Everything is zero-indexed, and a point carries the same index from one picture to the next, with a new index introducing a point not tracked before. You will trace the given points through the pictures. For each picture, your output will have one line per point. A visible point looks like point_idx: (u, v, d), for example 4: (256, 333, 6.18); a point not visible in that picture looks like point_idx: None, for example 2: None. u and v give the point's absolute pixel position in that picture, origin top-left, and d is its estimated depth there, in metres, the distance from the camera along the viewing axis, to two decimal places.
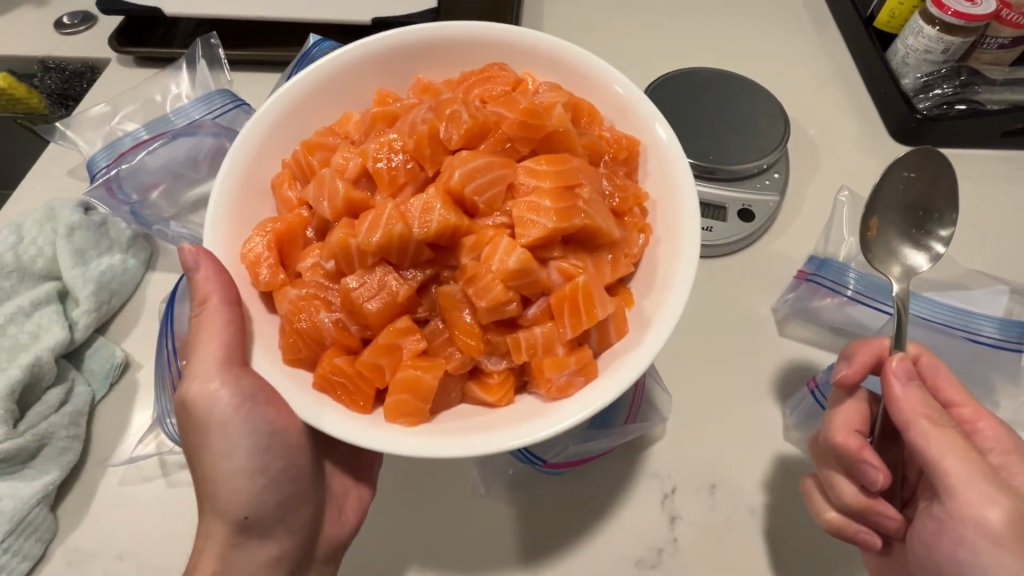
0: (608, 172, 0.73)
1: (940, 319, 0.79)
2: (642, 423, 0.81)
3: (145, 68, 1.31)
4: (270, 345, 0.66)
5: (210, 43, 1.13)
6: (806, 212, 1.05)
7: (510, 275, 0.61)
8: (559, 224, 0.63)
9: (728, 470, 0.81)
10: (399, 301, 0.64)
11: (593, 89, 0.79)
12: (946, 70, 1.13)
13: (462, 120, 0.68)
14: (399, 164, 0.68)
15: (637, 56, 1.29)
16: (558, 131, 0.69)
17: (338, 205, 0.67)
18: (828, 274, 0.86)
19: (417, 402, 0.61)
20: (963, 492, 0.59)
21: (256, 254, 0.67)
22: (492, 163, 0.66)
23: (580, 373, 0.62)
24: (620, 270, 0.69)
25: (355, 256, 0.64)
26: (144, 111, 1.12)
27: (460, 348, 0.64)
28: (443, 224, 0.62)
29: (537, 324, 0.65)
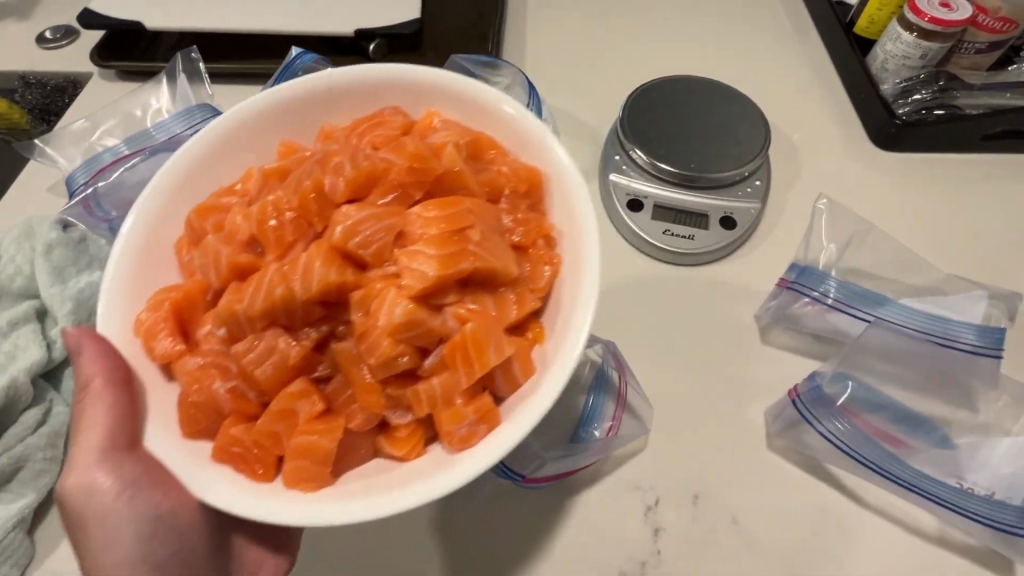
0: (509, 208, 0.74)
1: (916, 326, 0.80)
2: (622, 433, 0.82)
3: (126, 82, 1.31)
4: (168, 417, 0.66)
5: (191, 56, 1.13)
6: (788, 219, 1.05)
7: (398, 329, 0.62)
8: (442, 271, 0.64)
9: (711, 480, 0.81)
10: (291, 364, 0.64)
11: (488, 120, 0.80)
12: (925, 74, 1.13)
13: (345, 170, 0.68)
14: (285, 222, 0.68)
15: (619, 64, 1.29)
16: (449, 172, 0.71)
17: (224, 270, 0.68)
18: (805, 280, 0.88)
19: (318, 466, 0.62)
20: None
21: (149, 325, 0.67)
22: (376, 215, 0.66)
23: (482, 422, 0.63)
24: (526, 305, 0.70)
25: (243, 320, 0.65)
26: (124, 125, 1.11)
27: (361, 405, 0.65)
28: (324, 283, 0.63)
29: (435, 373, 0.65)
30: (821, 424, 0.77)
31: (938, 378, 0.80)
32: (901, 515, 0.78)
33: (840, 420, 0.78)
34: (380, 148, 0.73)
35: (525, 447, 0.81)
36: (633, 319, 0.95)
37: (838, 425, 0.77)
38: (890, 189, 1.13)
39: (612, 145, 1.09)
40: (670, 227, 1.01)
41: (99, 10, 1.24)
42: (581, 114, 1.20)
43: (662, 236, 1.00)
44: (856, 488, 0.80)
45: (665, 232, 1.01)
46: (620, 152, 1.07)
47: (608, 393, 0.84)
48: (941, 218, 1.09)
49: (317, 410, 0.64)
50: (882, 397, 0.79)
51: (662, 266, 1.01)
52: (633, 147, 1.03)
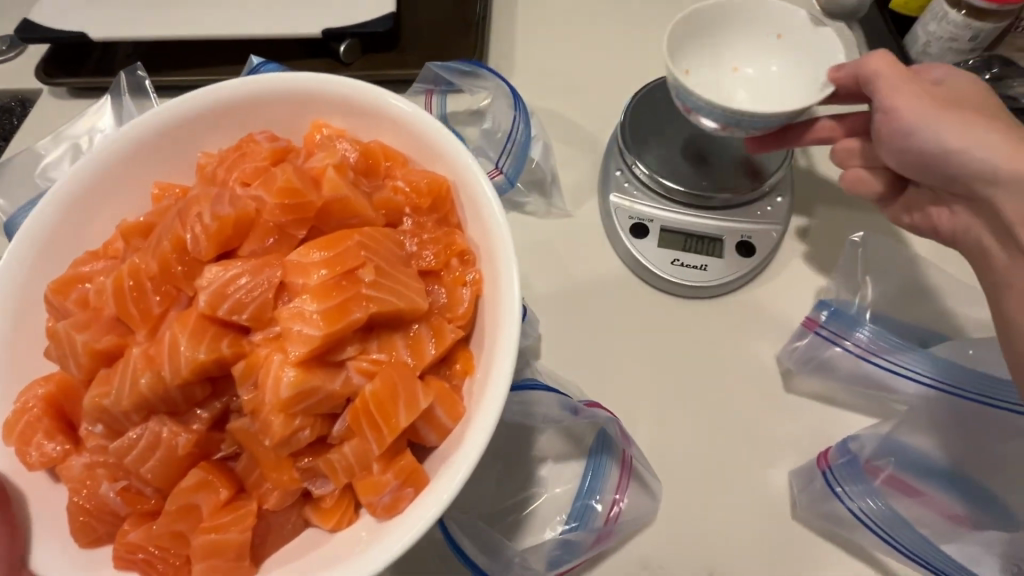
0: (413, 228, 0.72)
1: (957, 380, 0.73)
2: (622, 520, 0.72)
3: (78, 99, 1.19)
4: (59, 526, 0.64)
5: (136, 71, 1.01)
6: (814, 240, 0.93)
7: (288, 404, 0.59)
8: (330, 327, 0.60)
9: (728, 556, 0.72)
10: (180, 455, 0.62)
11: (383, 124, 0.75)
12: (973, 63, 1.00)
13: (206, 224, 0.63)
14: (148, 293, 0.65)
15: (619, 56, 1.14)
16: (332, 203, 0.66)
17: (85, 361, 0.65)
18: (839, 325, 0.78)
19: (234, 562, 0.60)
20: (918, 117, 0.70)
21: (24, 426, 0.64)
22: (246, 270, 0.62)
23: (407, 485, 0.61)
24: (446, 338, 0.66)
25: (118, 414, 0.63)
26: (70, 156, 1.01)
27: (274, 483, 0.62)
28: (194, 364, 0.59)
29: (346, 440, 0.63)
30: (851, 501, 0.70)
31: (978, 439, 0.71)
32: None
33: (876, 499, 0.70)
34: (249, 185, 0.68)
35: (502, 554, 0.70)
36: (639, 365, 0.84)
37: (872, 503, 0.69)
38: None
39: (612, 158, 0.96)
40: (679, 256, 0.89)
41: (38, 21, 1.12)
42: (577, 120, 1.07)
43: (670, 267, 0.89)
44: (891, 561, 0.72)
45: (674, 262, 0.89)
46: (621, 167, 0.95)
47: (612, 458, 0.75)
48: None
49: (222, 499, 0.62)
50: (929, 467, 0.71)
51: (673, 300, 0.89)
52: (636, 162, 0.91)
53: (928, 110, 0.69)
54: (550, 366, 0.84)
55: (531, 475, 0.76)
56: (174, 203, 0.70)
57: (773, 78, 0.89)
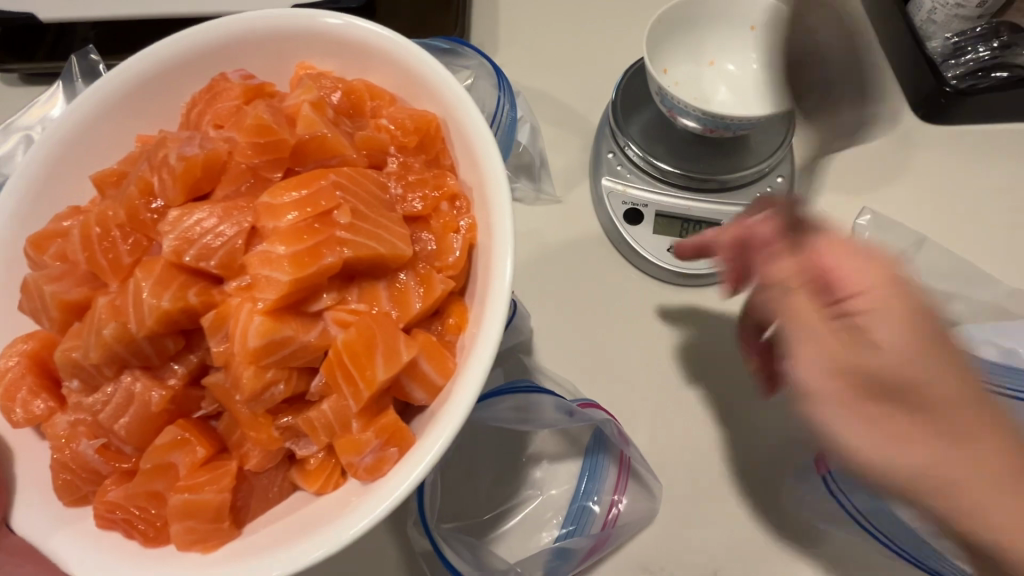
0: (398, 169, 0.66)
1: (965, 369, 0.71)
2: (620, 523, 0.70)
3: (33, 87, 1.12)
4: (43, 486, 0.61)
5: (90, 55, 0.93)
6: (813, 224, 0.89)
7: (257, 355, 0.55)
8: (299, 272, 0.56)
9: (732, 552, 0.70)
10: (155, 411, 0.60)
11: (376, 63, 0.70)
12: (981, 30, 0.94)
13: (172, 166, 0.60)
14: (118, 242, 0.61)
15: (606, 31, 1.08)
16: (306, 140, 0.62)
17: (56, 313, 0.62)
18: None
19: (211, 524, 0.57)
20: (878, 312, 0.50)
21: (7, 383, 0.61)
22: (219, 215, 0.60)
23: (390, 443, 0.57)
24: (433, 289, 0.61)
25: (91, 368, 0.60)
26: (22, 149, 0.93)
27: (254, 442, 0.59)
28: (159, 313, 0.56)
29: (325, 396, 0.59)
30: (859, 497, 0.69)
31: None
32: None
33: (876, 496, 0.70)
34: (222, 127, 0.65)
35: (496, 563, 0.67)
36: (635, 358, 0.80)
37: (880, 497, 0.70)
38: (937, 168, 0.94)
39: (602, 140, 0.92)
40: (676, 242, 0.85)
41: None
42: (565, 99, 1.01)
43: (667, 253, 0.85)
44: (897, 560, 0.71)
45: (671, 249, 0.85)
46: (612, 148, 0.90)
47: (609, 457, 0.73)
48: (990, 204, 0.92)
49: (198, 458, 0.58)
50: None
51: (669, 288, 0.85)
52: (628, 143, 0.87)
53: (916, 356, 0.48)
54: (543, 362, 0.80)
55: (524, 481, 0.73)
56: (146, 149, 0.66)
57: (754, 78, 0.85)
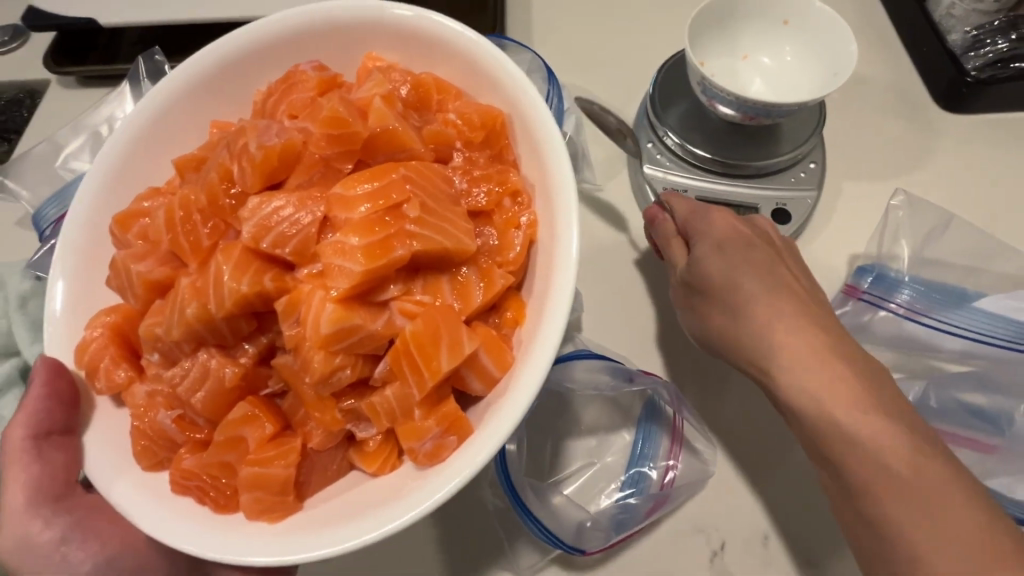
0: (463, 163, 0.69)
1: (1000, 335, 0.75)
2: (677, 484, 0.73)
3: (90, 89, 1.17)
4: (119, 446, 0.64)
5: (155, 57, 0.99)
6: (843, 211, 0.94)
7: (328, 340, 0.57)
8: (370, 263, 0.58)
9: (781, 517, 0.73)
10: (228, 386, 0.62)
11: (439, 57, 0.73)
12: (999, 23, 0.99)
13: (251, 152, 0.62)
14: (198, 225, 0.64)
15: (640, 31, 1.12)
16: (379, 133, 0.64)
17: (140, 292, 0.65)
18: (882, 289, 0.79)
19: (277, 497, 0.60)
20: (705, 246, 0.72)
21: (92, 353, 0.65)
22: (299, 203, 0.62)
23: (450, 432, 0.60)
24: (494, 284, 0.63)
25: (171, 343, 0.63)
26: (91, 147, 0.98)
27: (317, 422, 0.61)
28: (237, 295, 0.59)
29: (388, 382, 0.61)
30: None
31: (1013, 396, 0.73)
32: None
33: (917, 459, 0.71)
34: (296, 117, 0.67)
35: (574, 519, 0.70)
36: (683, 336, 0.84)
37: None
38: (957, 156, 0.98)
39: (641, 130, 0.96)
40: None
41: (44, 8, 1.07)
42: (601, 96, 1.06)
43: None
44: None
45: None
46: (651, 139, 0.95)
47: (662, 427, 0.76)
48: (1017, 191, 0.96)
49: (267, 434, 0.61)
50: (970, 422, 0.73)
51: None
52: (666, 131, 0.92)
53: (729, 259, 0.70)
54: (592, 341, 0.84)
55: (581, 449, 0.77)
56: (225, 135, 0.69)
57: (788, 69, 0.89)
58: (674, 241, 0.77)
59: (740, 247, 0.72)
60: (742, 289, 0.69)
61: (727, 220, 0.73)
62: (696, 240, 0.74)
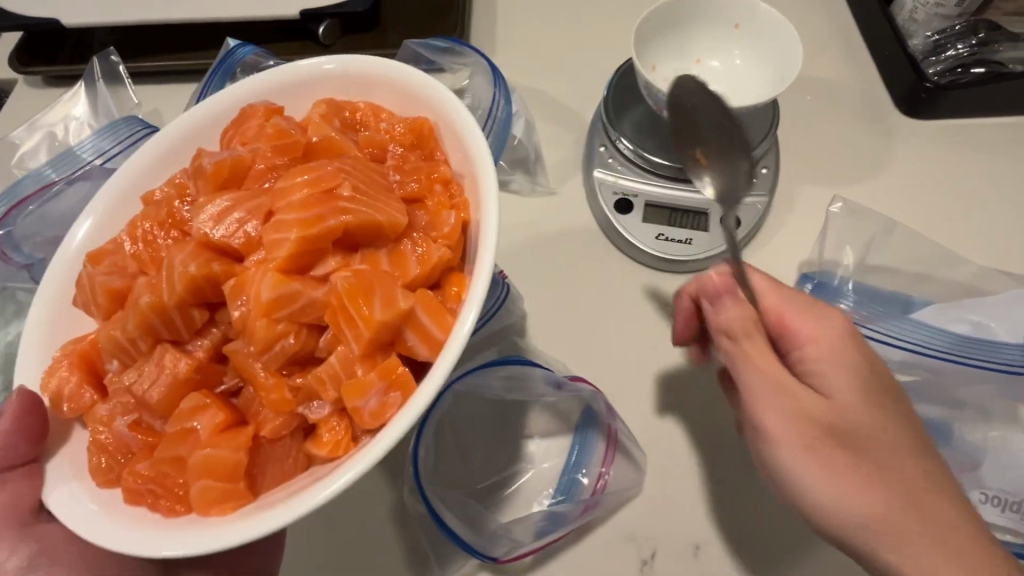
0: (396, 163, 0.68)
1: (946, 345, 0.73)
2: (608, 490, 0.73)
3: (55, 88, 1.18)
4: (82, 471, 0.60)
5: (110, 57, 1.01)
6: (797, 217, 0.92)
7: (269, 308, 0.56)
8: (305, 232, 0.57)
9: (713, 526, 0.72)
10: (182, 379, 0.59)
11: (376, 84, 0.72)
12: (961, 28, 0.98)
13: (204, 168, 0.64)
14: (159, 238, 0.65)
15: (602, 34, 1.12)
16: (318, 141, 0.66)
17: (103, 301, 0.63)
18: (824, 296, 0.77)
19: (228, 483, 0.55)
20: (808, 348, 0.64)
21: (55, 386, 0.61)
22: (235, 202, 0.61)
23: (393, 389, 0.55)
24: (430, 257, 0.60)
25: (127, 345, 0.61)
26: (47, 145, 1.00)
27: (268, 405, 0.58)
28: (185, 279, 0.58)
29: (332, 351, 0.59)
30: None
31: (949, 408, 0.73)
32: None
33: None
34: (249, 144, 0.66)
35: (486, 527, 0.70)
36: (626, 342, 0.83)
37: None
38: (918, 163, 0.97)
39: (596, 134, 0.95)
40: (664, 230, 0.88)
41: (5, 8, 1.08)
42: (560, 99, 1.05)
43: (654, 241, 0.87)
44: None
45: (659, 237, 0.88)
46: (605, 143, 0.93)
47: (598, 432, 0.76)
48: (976, 199, 0.94)
49: (218, 423, 0.57)
50: None
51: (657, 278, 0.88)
52: (619, 136, 0.91)
53: (837, 366, 0.63)
54: (535, 348, 0.84)
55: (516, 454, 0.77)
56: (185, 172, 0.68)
57: (739, 72, 0.88)
58: (756, 334, 0.62)
59: (871, 377, 0.63)
60: (848, 402, 0.61)
61: (845, 327, 0.65)
62: (796, 346, 0.64)
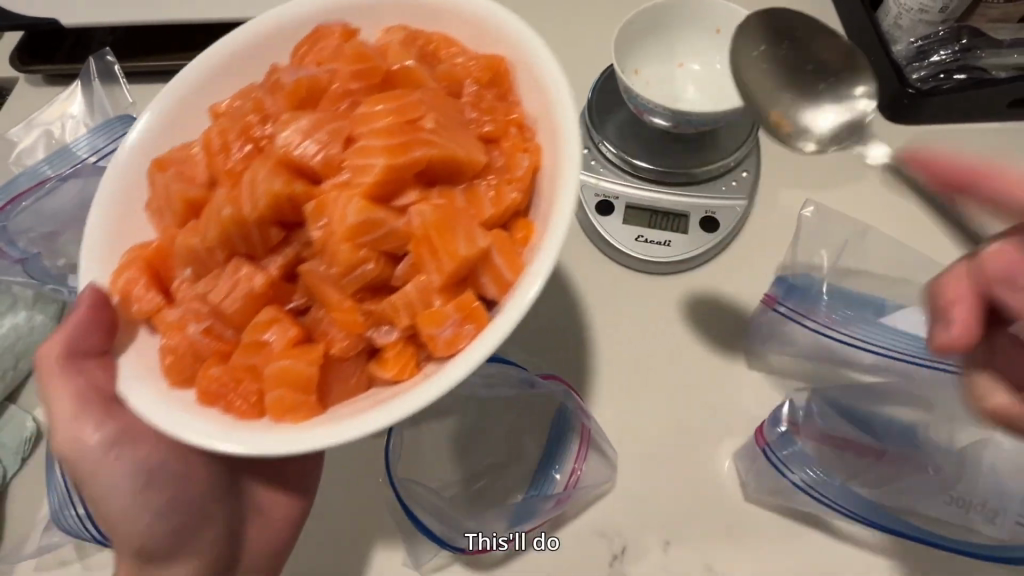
0: (471, 100, 0.67)
1: (913, 351, 0.74)
2: (580, 486, 0.75)
3: (54, 87, 1.20)
4: (150, 366, 0.61)
5: (106, 57, 1.03)
6: (779, 220, 0.93)
7: (353, 233, 0.55)
8: (392, 160, 0.57)
9: (683, 522, 0.74)
10: (257, 291, 0.60)
11: (453, 18, 0.72)
12: (944, 32, 0.98)
13: (285, 87, 0.64)
14: (231, 148, 0.63)
15: (592, 38, 1.13)
16: (397, 71, 0.65)
17: (178, 210, 0.63)
18: (798, 301, 0.77)
19: (299, 395, 0.56)
20: None
21: (126, 283, 0.62)
22: (316, 121, 0.60)
23: (467, 321, 0.56)
24: (505, 197, 0.60)
25: (203, 255, 0.61)
26: (44, 143, 1.03)
27: (339, 325, 0.58)
28: (269, 195, 0.56)
29: (408, 281, 0.59)
30: (791, 474, 0.72)
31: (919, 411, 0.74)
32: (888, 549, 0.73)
33: (813, 468, 0.73)
34: (326, 63, 0.67)
35: (456, 518, 0.74)
36: (606, 342, 0.84)
37: (810, 473, 0.73)
38: None
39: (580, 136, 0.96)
40: (644, 232, 0.89)
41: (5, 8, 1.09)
42: None
43: (634, 243, 0.88)
44: (851, 527, 0.74)
45: (639, 238, 0.89)
46: (588, 146, 0.94)
47: (572, 429, 0.78)
48: None
49: (292, 336, 0.58)
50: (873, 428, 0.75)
51: (637, 279, 0.89)
52: (603, 141, 0.92)
53: None
54: (515, 347, 0.85)
55: (492, 450, 0.80)
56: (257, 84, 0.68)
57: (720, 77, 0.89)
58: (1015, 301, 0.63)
59: None
60: None
61: None
62: None
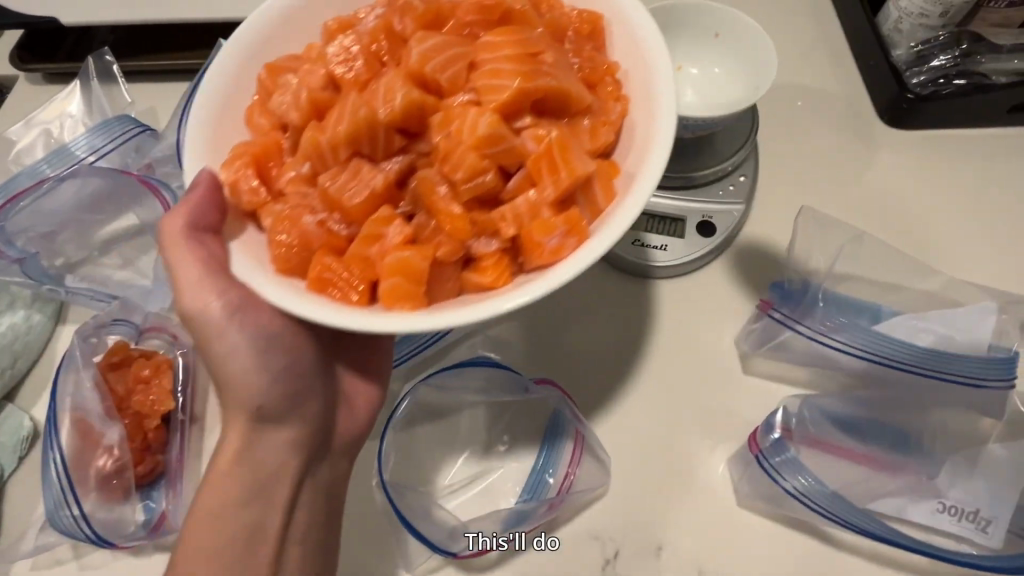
0: (573, 49, 0.66)
1: (905, 358, 0.74)
2: (572, 490, 0.75)
3: (55, 85, 1.20)
4: (259, 252, 0.61)
5: (105, 57, 1.03)
6: (778, 224, 0.93)
7: (482, 143, 0.55)
8: (525, 83, 0.57)
9: (676, 527, 0.74)
10: (378, 188, 0.59)
11: None
12: (945, 36, 0.96)
13: (415, 8, 0.63)
14: (355, 58, 0.63)
15: None
16: (516, 9, 0.64)
17: (303, 109, 0.63)
18: (790, 307, 0.80)
19: (412, 285, 0.55)
20: None
21: (238, 170, 0.62)
22: (444, 43, 0.60)
23: (571, 234, 0.56)
24: (601, 138, 0.61)
25: (327, 153, 0.60)
26: (43, 142, 1.03)
27: (445, 231, 0.57)
28: (406, 100, 0.57)
29: (518, 194, 0.59)
30: (785, 480, 0.71)
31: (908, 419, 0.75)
32: (882, 556, 0.72)
33: (807, 475, 0.72)
34: None
35: (445, 522, 0.73)
36: (602, 345, 0.84)
37: (803, 480, 0.72)
38: (901, 172, 0.97)
39: None
40: (640, 236, 0.89)
41: None
42: None
43: (631, 247, 0.88)
44: (845, 536, 0.73)
45: (635, 243, 0.88)
46: None
47: (564, 437, 0.79)
48: (957, 209, 0.95)
49: (408, 233, 0.57)
50: (864, 434, 0.75)
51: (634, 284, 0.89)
52: None
53: None
54: (511, 351, 0.85)
55: (487, 453, 0.80)
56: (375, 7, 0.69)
57: (719, 80, 0.89)
58: None
59: None
60: None
61: None
62: None
